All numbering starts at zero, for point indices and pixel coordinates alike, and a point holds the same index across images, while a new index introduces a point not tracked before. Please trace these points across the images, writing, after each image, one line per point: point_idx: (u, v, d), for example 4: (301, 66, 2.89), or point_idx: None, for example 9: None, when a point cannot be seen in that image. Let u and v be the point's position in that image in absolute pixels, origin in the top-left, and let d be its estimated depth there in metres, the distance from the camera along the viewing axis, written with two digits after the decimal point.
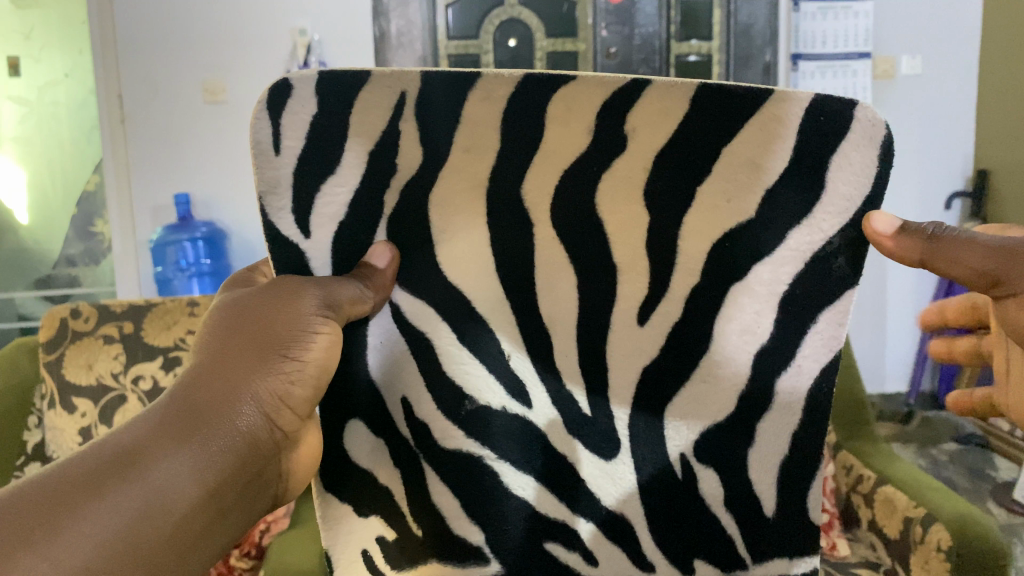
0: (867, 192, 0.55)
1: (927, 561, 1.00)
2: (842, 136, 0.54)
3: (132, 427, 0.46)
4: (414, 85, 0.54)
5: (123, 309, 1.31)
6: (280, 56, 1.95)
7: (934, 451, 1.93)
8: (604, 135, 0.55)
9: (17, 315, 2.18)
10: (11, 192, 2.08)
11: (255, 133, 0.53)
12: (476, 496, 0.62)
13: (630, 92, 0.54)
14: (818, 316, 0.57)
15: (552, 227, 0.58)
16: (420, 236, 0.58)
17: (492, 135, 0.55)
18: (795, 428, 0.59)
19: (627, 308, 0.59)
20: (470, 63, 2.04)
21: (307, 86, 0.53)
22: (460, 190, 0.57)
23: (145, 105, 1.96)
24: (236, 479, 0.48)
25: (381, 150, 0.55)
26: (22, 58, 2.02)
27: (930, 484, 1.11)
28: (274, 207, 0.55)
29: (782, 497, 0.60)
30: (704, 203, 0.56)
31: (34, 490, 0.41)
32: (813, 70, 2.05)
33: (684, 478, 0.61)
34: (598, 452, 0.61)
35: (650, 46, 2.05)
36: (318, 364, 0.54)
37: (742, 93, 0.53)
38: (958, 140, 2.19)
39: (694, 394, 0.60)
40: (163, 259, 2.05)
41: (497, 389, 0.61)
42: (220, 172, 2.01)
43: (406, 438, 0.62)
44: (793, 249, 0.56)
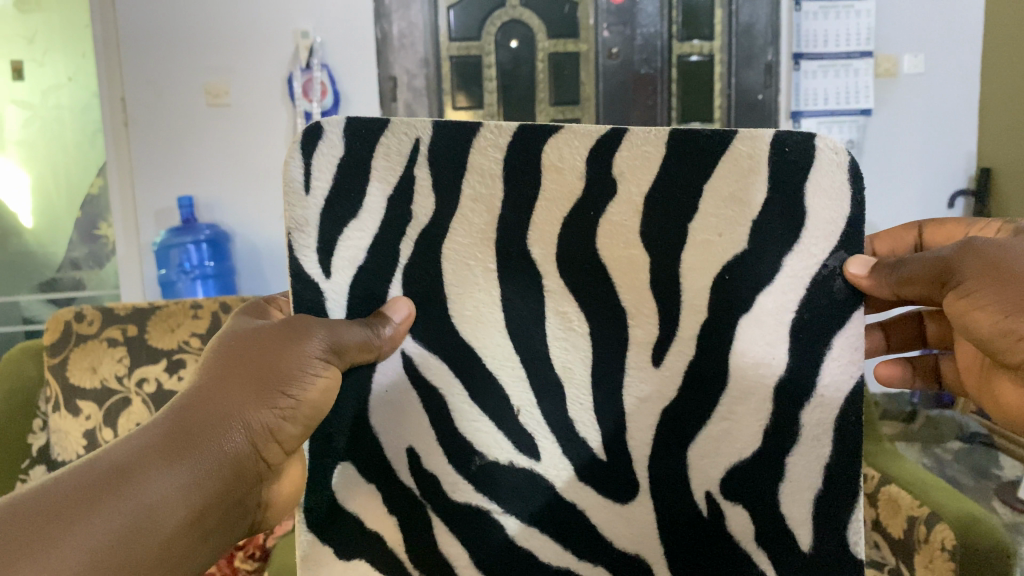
0: (847, 214, 0.63)
1: (932, 561, 1.00)
2: (810, 163, 0.63)
3: (133, 444, 0.50)
4: (426, 133, 0.64)
5: (126, 312, 1.31)
6: (283, 57, 1.96)
7: (939, 450, 1.92)
8: (595, 176, 0.65)
9: (21, 318, 2.17)
10: (13, 194, 2.07)
11: (289, 173, 0.62)
12: (484, 545, 0.67)
13: (612, 141, 0.64)
14: (832, 342, 0.64)
15: (564, 282, 0.66)
16: (436, 284, 0.65)
17: (498, 184, 0.64)
18: (826, 458, 0.65)
19: (640, 351, 0.66)
20: (472, 64, 2.04)
21: (336, 129, 0.63)
22: (474, 242, 0.65)
23: (148, 109, 1.96)
24: (223, 501, 0.53)
25: (399, 193, 0.64)
26: (25, 62, 2.02)
27: (935, 484, 1.10)
28: (301, 244, 0.63)
29: (818, 533, 0.65)
30: (699, 240, 0.65)
31: (44, 497, 0.45)
32: (816, 69, 2.07)
33: (711, 516, 0.66)
34: (615, 497, 0.67)
35: (651, 46, 2.05)
36: (311, 402, 0.59)
37: (710, 135, 0.64)
38: (960, 138, 2.18)
39: (715, 433, 0.66)
40: (167, 262, 2.06)
41: (505, 445, 0.67)
42: (224, 177, 2.02)
43: (412, 489, 0.67)
44: (791, 276, 0.64)
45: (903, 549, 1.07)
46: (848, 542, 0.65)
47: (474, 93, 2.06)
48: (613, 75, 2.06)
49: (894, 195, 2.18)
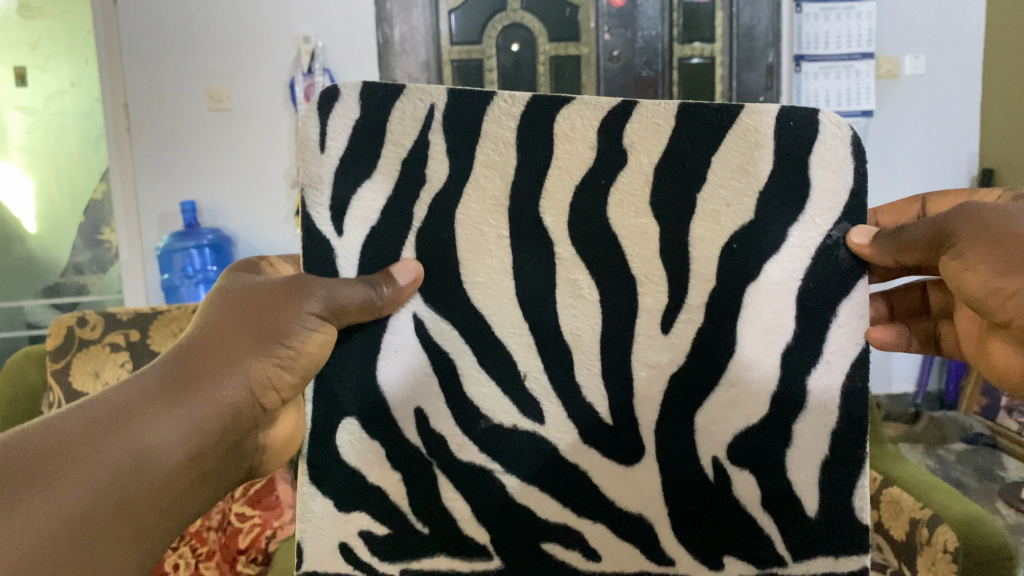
0: (850, 186, 0.67)
1: (933, 563, 1.00)
2: (815, 137, 0.66)
3: (134, 387, 0.54)
4: (441, 100, 0.65)
5: (130, 318, 1.31)
6: (285, 63, 1.96)
7: (943, 452, 1.92)
8: (606, 149, 0.66)
9: (24, 323, 2.15)
10: (15, 199, 2.06)
11: (305, 132, 0.63)
12: (491, 505, 0.68)
13: (624, 115, 0.66)
14: (838, 309, 0.68)
15: (573, 248, 0.67)
16: (447, 252, 0.66)
17: (513, 154, 0.65)
18: (834, 428, 0.69)
19: (650, 320, 0.67)
20: (473, 68, 2.05)
21: (353, 93, 0.63)
22: (487, 209, 0.66)
23: (151, 114, 1.97)
24: (214, 446, 0.57)
25: (410, 162, 0.64)
26: (29, 68, 2.01)
27: (938, 486, 1.10)
28: (314, 200, 0.64)
29: (824, 496, 0.69)
30: (705, 211, 0.66)
31: (51, 429, 0.49)
32: (817, 70, 2.07)
33: (718, 482, 0.68)
34: (620, 460, 0.68)
35: (652, 48, 2.04)
36: (310, 357, 0.61)
37: (717, 112, 0.66)
38: (965, 137, 2.17)
39: (724, 399, 0.68)
40: (169, 267, 2.06)
41: (511, 409, 0.68)
42: (226, 178, 2.02)
43: (417, 448, 0.67)
44: (798, 246, 0.67)
45: (904, 551, 1.07)
46: (854, 507, 0.69)
47: None
48: (614, 78, 2.05)
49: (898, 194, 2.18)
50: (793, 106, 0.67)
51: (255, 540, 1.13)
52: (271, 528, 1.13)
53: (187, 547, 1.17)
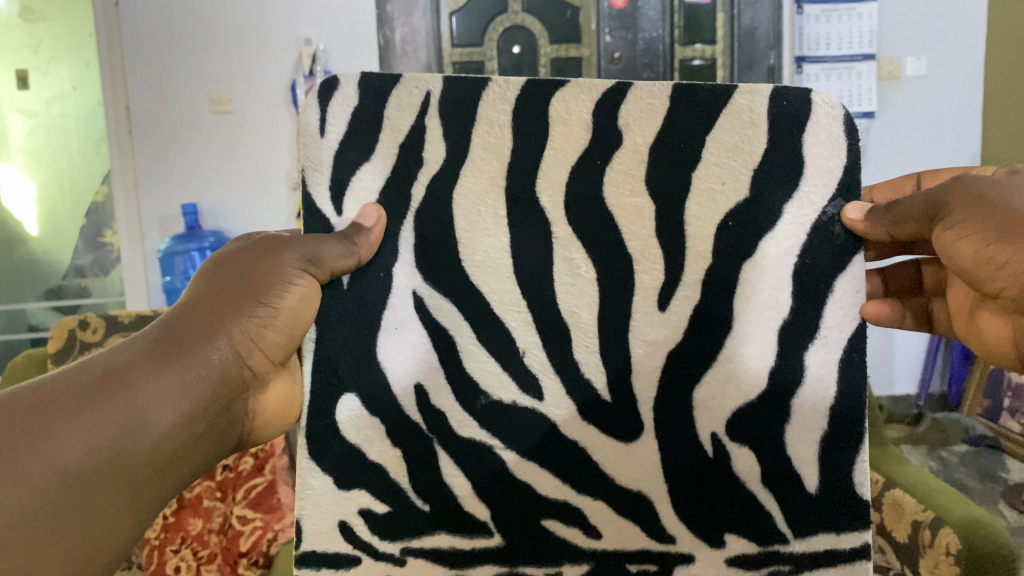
0: (844, 163, 0.67)
1: (937, 565, 1.00)
2: (808, 116, 0.67)
3: (118, 352, 0.53)
4: (437, 85, 0.65)
5: (131, 319, 1.33)
6: (287, 66, 1.97)
7: (945, 453, 1.90)
8: (600, 130, 0.67)
9: (27, 326, 2.15)
10: (18, 201, 2.06)
11: (305, 117, 0.64)
12: (491, 481, 0.68)
13: (616, 96, 0.66)
14: (834, 285, 0.68)
15: (570, 228, 0.67)
16: (443, 231, 0.66)
17: (507, 135, 0.66)
18: (832, 400, 0.69)
19: (647, 296, 0.68)
20: (475, 70, 2.04)
21: (353, 79, 0.64)
22: (483, 188, 0.66)
23: (154, 118, 1.97)
24: (206, 408, 0.55)
25: (408, 145, 0.65)
26: (30, 71, 2.01)
27: (943, 489, 1.10)
28: (314, 182, 0.64)
29: (823, 472, 0.69)
30: (701, 189, 0.67)
31: (32, 391, 0.48)
32: (818, 72, 2.07)
33: (716, 457, 0.69)
34: (619, 436, 0.68)
35: (653, 51, 2.04)
36: (293, 314, 0.60)
37: (711, 93, 0.67)
38: (967, 136, 2.17)
39: (722, 374, 0.68)
40: (172, 269, 2.07)
41: (509, 385, 0.68)
42: (227, 176, 2.02)
43: (417, 423, 0.67)
44: (793, 222, 0.67)
45: (908, 553, 1.07)
46: (855, 483, 0.69)
47: None
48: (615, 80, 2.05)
49: None
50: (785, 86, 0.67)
51: (256, 543, 1.12)
52: (272, 531, 1.12)
53: (189, 549, 1.18)
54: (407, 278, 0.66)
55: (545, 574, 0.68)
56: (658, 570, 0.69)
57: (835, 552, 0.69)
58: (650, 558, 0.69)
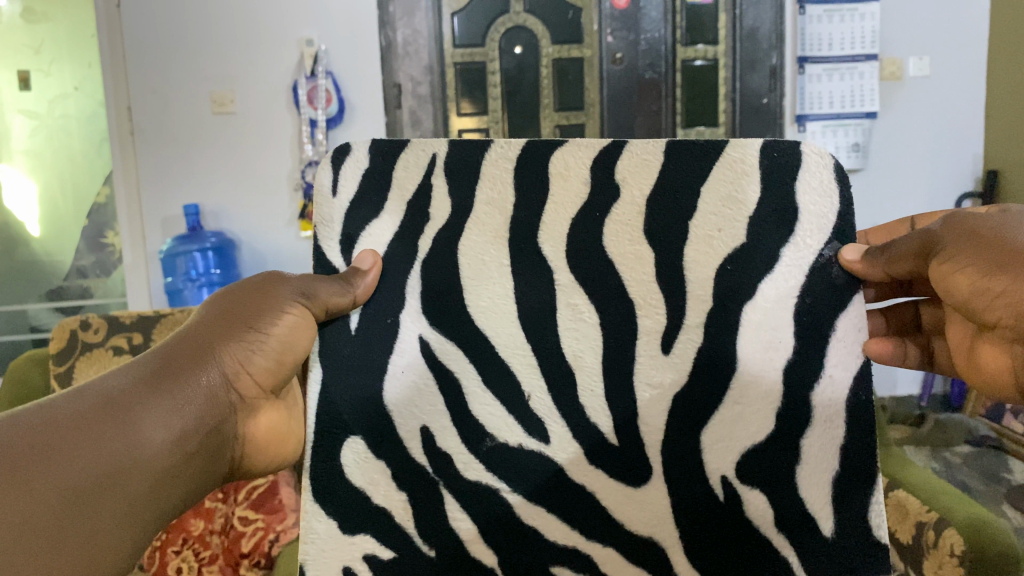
0: (838, 209, 0.64)
1: (941, 565, 0.99)
2: (799, 163, 0.64)
3: (113, 376, 0.54)
4: (443, 148, 0.68)
5: (132, 320, 1.33)
6: (291, 64, 1.96)
7: (947, 455, 1.91)
8: (599, 182, 0.67)
9: (29, 326, 2.15)
10: (21, 203, 2.06)
11: (319, 178, 0.67)
12: (496, 526, 0.66)
13: (611, 153, 0.67)
14: (835, 323, 0.64)
15: (572, 275, 0.67)
16: (452, 280, 0.67)
17: (509, 189, 0.67)
18: (841, 440, 0.63)
19: (650, 341, 0.66)
20: (476, 72, 2.04)
21: (364, 146, 0.68)
22: (486, 239, 0.67)
23: (156, 119, 1.97)
24: (201, 427, 0.55)
25: (416, 204, 0.68)
26: (31, 72, 2.01)
27: (943, 489, 1.10)
28: (325, 237, 0.67)
29: (839, 516, 0.63)
30: (699, 235, 0.65)
31: (31, 411, 0.49)
32: (820, 73, 2.07)
33: (727, 500, 0.64)
34: (626, 480, 0.66)
35: (655, 51, 2.04)
36: (286, 343, 0.62)
37: (704, 144, 0.66)
38: (968, 140, 2.17)
39: (727, 417, 0.65)
40: (173, 270, 2.07)
41: (514, 427, 0.67)
42: (229, 183, 2.02)
43: (423, 466, 0.66)
44: (788, 266, 0.64)
45: (912, 554, 1.06)
46: (871, 526, 0.63)
47: (479, 99, 2.05)
48: (618, 80, 2.05)
49: (901, 197, 2.17)
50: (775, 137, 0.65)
51: (259, 544, 1.12)
52: (274, 532, 1.13)
53: (190, 550, 1.17)
54: (415, 323, 0.67)
55: None
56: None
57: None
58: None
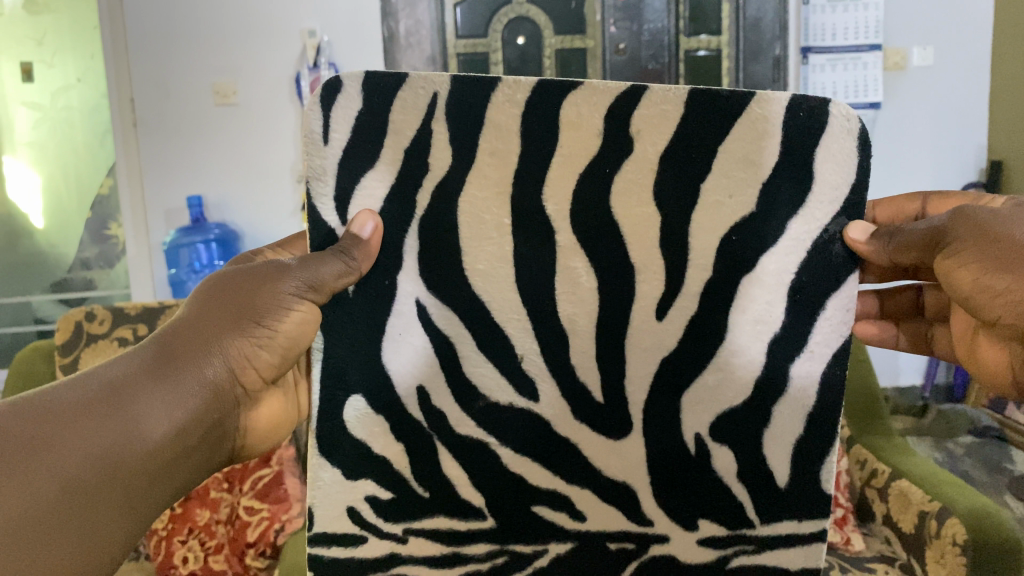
0: (852, 179, 0.66)
1: (943, 555, 1.00)
2: (822, 127, 0.65)
3: (119, 365, 0.54)
4: (444, 87, 0.63)
5: (137, 311, 1.33)
6: (292, 55, 1.96)
7: (951, 445, 1.91)
8: (610, 137, 0.65)
9: (33, 318, 2.18)
10: (24, 194, 2.08)
11: (308, 124, 0.62)
12: (489, 477, 0.70)
13: (628, 100, 0.64)
14: (826, 303, 0.68)
15: (573, 234, 0.66)
16: (449, 243, 0.66)
17: (514, 140, 0.64)
18: (810, 408, 0.70)
19: (646, 307, 0.68)
20: (479, 62, 2.04)
21: (356, 83, 0.62)
22: (489, 196, 0.65)
23: (156, 108, 1.97)
24: (202, 424, 0.56)
25: (414, 150, 0.64)
26: (35, 63, 2.02)
27: (943, 477, 1.10)
28: (318, 192, 0.64)
29: (796, 469, 0.71)
30: (709, 202, 0.66)
31: (39, 404, 0.49)
32: (824, 63, 2.05)
33: (697, 453, 0.70)
34: (609, 434, 0.70)
35: (658, 42, 2.04)
36: (291, 335, 0.61)
37: (730, 96, 0.65)
38: (973, 128, 2.16)
39: (710, 382, 0.69)
40: (177, 262, 2.08)
41: (506, 388, 0.69)
42: (231, 170, 2.02)
43: (418, 421, 0.68)
44: (794, 239, 0.67)
45: (915, 544, 1.07)
46: (822, 480, 0.71)
47: None
48: (621, 71, 2.04)
49: (904, 188, 2.16)
50: (805, 94, 0.65)
51: (264, 534, 1.14)
52: (279, 522, 1.15)
53: (196, 540, 1.17)
54: (411, 286, 0.66)
55: (533, 551, 0.71)
56: (635, 548, 0.71)
57: (797, 537, 0.72)
58: (628, 536, 0.71)
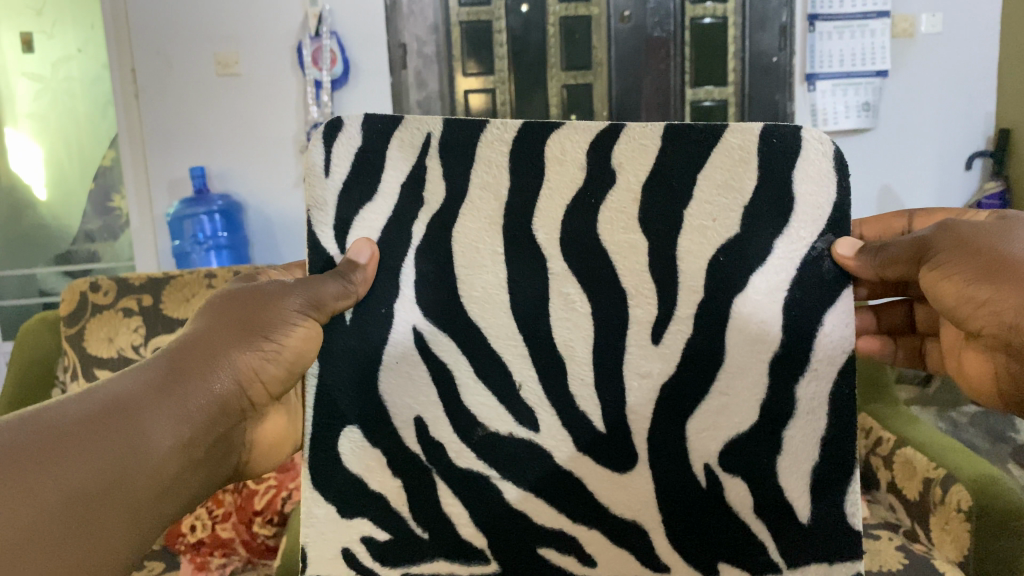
0: (834, 199, 0.65)
1: (948, 522, 1.01)
2: (798, 151, 0.65)
3: (133, 375, 0.56)
4: (437, 127, 0.69)
5: (141, 282, 1.33)
6: (292, 25, 1.94)
7: (955, 414, 1.90)
8: (596, 171, 0.68)
9: (38, 291, 2.19)
10: (25, 165, 2.08)
11: (311, 158, 0.67)
12: (492, 519, 0.69)
13: (610, 134, 0.68)
14: (823, 318, 0.65)
15: (564, 263, 0.68)
16: (444, 272, 0.69)
17: (504, 174, 0.68)
18: (822, 431, 0.66)
19: (640, 331, 0.68)
20: (482, 30, 2.01)
21: (356, 123, 0.68)
22: (481, 227, 0.69)
23: (159, 79, 1.96)
24: (209, 435, 0.58)
25: (411, 182, 0.68)
26: (34, 34, 2.02)
27: (949, 445, 1.10)
28: (319, 221, 0.68)
29: (817, 506, 0.66)
30: (694, 225, 0.67)
31: (61, 412, 0.50)
32: (831, 30, 2.03)
33: (708, 486, 0.67)
34: (614, 466, 0.68)
35: (664, 9, 2.00)
36: (295, 351, 0.64)
37: (703, 129, 0.67)
38: (979, 97, 2.13)
39: (713, 407, 0.67)
40: (181, 233, 2.06)
41: (506, 417, 0.69)
42: (232, 147, 2.02)
43: (417, 455, 0.69)
44: (782, 259, 0.66)
45: (920, 510, 1.07)
46: (846, 514, 0.66)
47: (485, 61, 2.02)
48: (625, 40, 2.02)
49: (909, 160, 2.14)
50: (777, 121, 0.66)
51: (272, 502, 1.17)
52: (286, 490, 1.18)
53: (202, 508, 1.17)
54: (408, 313, 0.69)
55: None
56: None
57: None
58: None
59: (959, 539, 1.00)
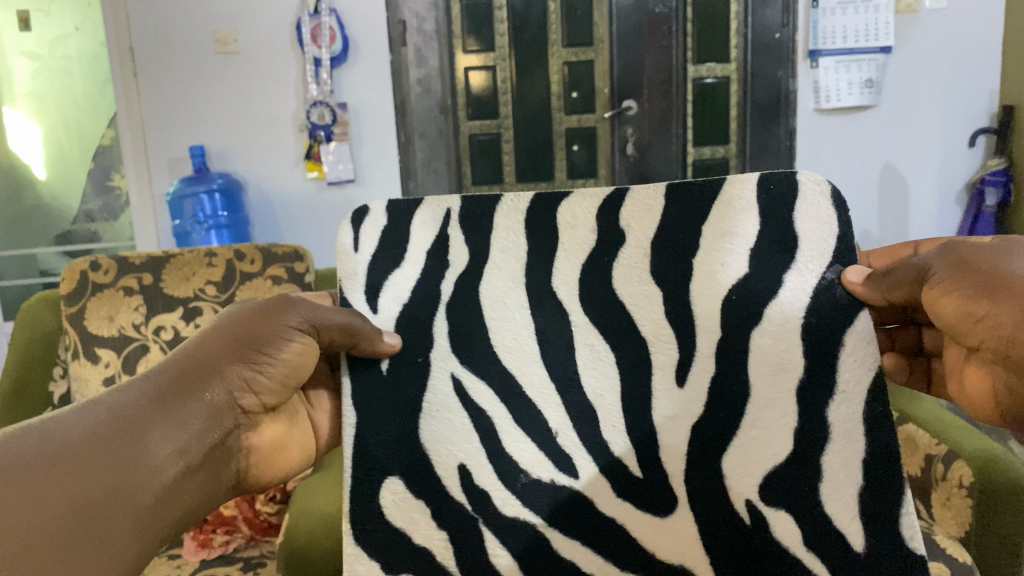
0: (837, 232, 0.66)
1: (949, 497, 1.01)
2: (795, 193, 0.67)
3: (132, 388, 0.59)
4: (456, 203, 0.75)
5: (142, 261, 1.33)
6: (292, 2, 1.93)
7: None
8: (607, 231, 0.71)
9: (38, 271, 2.17)
10: (25, 146, 2.07)
11: (341, 238, 0.73)
12: (531, 563, 0.65)
13: (618, 198, 0.72)
14: (843, 340, 0.63)
15: (586, 317, 0.70)
16: (474, 323, 0.71)
17: (521, 236, 0.73)
18: (861, 454, 0.61)
19: (665, 374, 0.68)
20: (483, 7, 2.00)
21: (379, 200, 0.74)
22: (504, 282, 0.72)
23: (157, 55, 1.96)
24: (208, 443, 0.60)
25: (435, 249, 0.74)
26: (32, 11, 1.99)
27: (953, 420, 1.10)
28: (350, 288, 0.72)
29: (869, 530, 0.60)
30: (703, 273, 0.68)
31: (64, 422, 0.53)
32: (834, 6, 2.01)
33: (753, 523, 0.63)
34: (656, 510, 0.65)
35: None
36: (291, 365, 0.66)
37: (706, 186, 0.70)
38: (982, 74, 2.09)
39: (745, 441, 0.64)
40: (180, 213, 2.05)
41: (545, 462, 0.67)
42: (233, 128, 2.01)
43: (463, 507, 0.67)
44: (792, 292, 0.65)
45: (923, 486, 1.08)
46: (903, 537, 0.59)
47: (486, 38, 2.01)
48: (627, 16, 2.00)
49: (910, 138, 2.12)
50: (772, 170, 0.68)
51: None
52: None
53: None
54: (445, 363, 0.70)
55: None
56: None
57: None
58: None
59: (960, 514, 1.00)
